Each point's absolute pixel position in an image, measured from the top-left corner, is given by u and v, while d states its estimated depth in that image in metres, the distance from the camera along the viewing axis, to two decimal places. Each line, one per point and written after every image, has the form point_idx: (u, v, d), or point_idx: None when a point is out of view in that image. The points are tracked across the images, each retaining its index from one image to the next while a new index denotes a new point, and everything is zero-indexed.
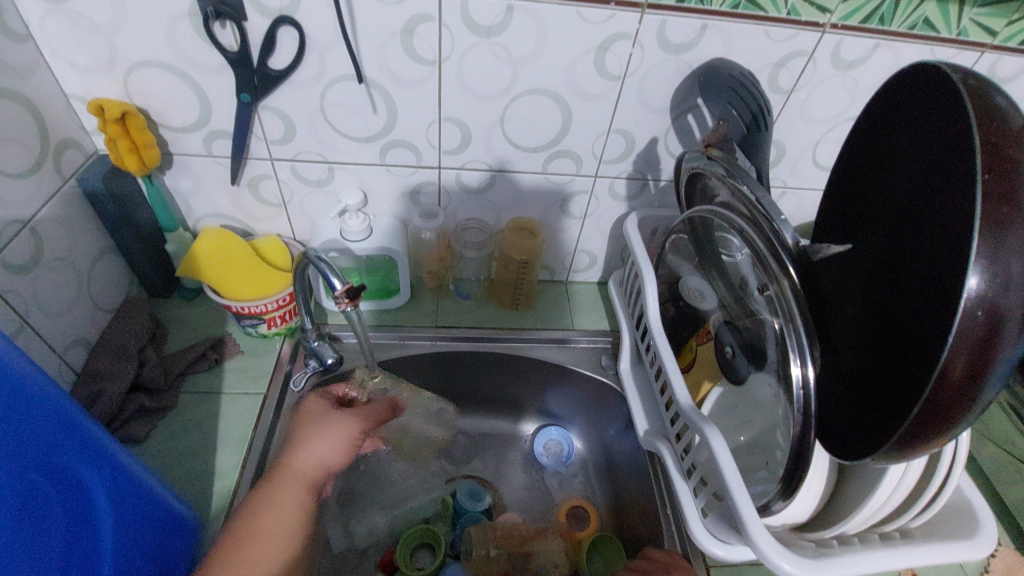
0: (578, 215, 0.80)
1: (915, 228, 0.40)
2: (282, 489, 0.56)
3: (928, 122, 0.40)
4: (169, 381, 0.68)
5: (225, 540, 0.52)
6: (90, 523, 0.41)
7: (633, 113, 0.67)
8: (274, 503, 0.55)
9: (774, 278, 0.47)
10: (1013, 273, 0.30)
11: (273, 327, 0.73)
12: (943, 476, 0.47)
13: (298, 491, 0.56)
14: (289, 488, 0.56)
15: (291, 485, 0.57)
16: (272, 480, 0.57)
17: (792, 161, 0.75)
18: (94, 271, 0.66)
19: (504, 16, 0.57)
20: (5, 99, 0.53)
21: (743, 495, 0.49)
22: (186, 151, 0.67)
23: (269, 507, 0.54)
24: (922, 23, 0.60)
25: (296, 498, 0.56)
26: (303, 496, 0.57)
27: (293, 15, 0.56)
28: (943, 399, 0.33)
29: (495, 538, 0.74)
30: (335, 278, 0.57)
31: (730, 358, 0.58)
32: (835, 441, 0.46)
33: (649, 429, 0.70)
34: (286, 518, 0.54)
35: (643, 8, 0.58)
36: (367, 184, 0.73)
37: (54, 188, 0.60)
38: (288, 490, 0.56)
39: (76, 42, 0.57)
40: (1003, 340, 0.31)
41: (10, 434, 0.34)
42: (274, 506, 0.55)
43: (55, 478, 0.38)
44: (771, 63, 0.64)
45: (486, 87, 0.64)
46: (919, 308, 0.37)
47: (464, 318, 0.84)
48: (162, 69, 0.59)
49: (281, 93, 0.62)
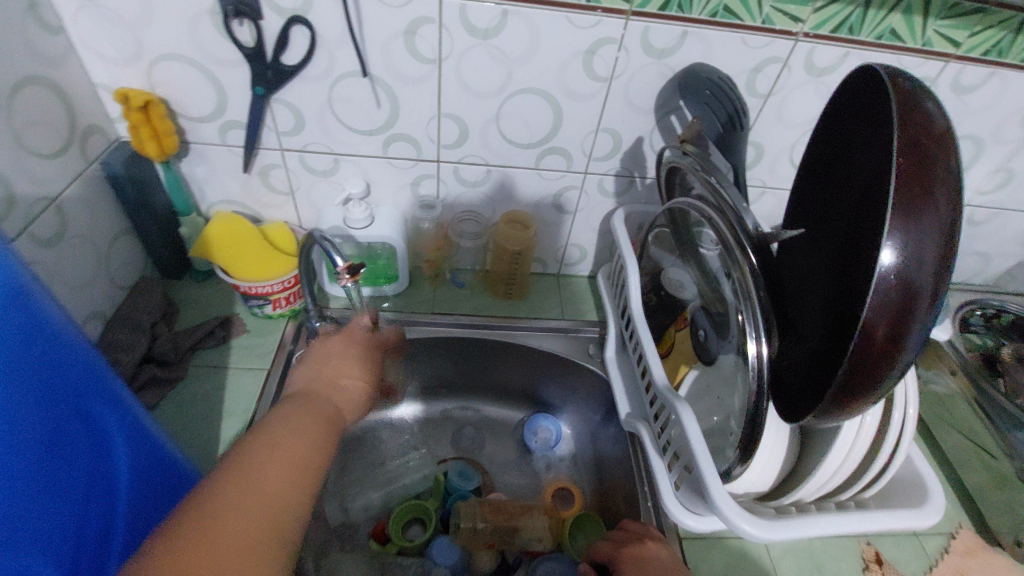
0: (570, 210, 0.85)
1: (853, 210, 0.44)
2: (308, 419, 0.48)
3: (864, 118, 0.44)
4: (179, 354, 0.72)
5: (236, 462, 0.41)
6: (109, 470, 0.44)
7: (620, 113, 0.72)
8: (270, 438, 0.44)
9: (737, 262, 0.51)
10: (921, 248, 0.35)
11: (278, 308, 0.78)
12: (893, 444, 0.52)
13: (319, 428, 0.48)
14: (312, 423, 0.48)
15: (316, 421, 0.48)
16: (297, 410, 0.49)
17: (771, 162, 0.79)
18: (112, 249, 0.71)
19: (499, 20, 0.62)
20: (38, 86, 0.58)
21: (709, 466, 0.53)
22: (202, 140, 0.72)
23: (248, 482, 0.39)
24: (888, 34, 0.65)
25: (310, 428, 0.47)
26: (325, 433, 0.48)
27: (305, 15, 0.61)
28: (871, 358, 0.38)
29: (482, 512, 0.78)
30: (338, 257, 0.61)
31: (703, 341, 0.63)
32: (784, 406, 0.50)
33: (630, 411, 0.74)
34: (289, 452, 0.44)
35: (627, 15, 0.62)
36: (370, 176, 0.78)
37: (80, 170, 0.65)
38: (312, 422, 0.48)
39: (105, 35, 0.62)
40: (917, 307, 0.36)
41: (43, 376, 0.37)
42: (262, 477, 0.40)
43: (82, 423, 0.40)
44: (748, 69, 0.68)
45: (482, 86, 0.68)
46: (851, 280, 0.42)
47: (459, 305, 0.89)
48: (183, 63, 0.64)
49: (292, 87, 0.67)
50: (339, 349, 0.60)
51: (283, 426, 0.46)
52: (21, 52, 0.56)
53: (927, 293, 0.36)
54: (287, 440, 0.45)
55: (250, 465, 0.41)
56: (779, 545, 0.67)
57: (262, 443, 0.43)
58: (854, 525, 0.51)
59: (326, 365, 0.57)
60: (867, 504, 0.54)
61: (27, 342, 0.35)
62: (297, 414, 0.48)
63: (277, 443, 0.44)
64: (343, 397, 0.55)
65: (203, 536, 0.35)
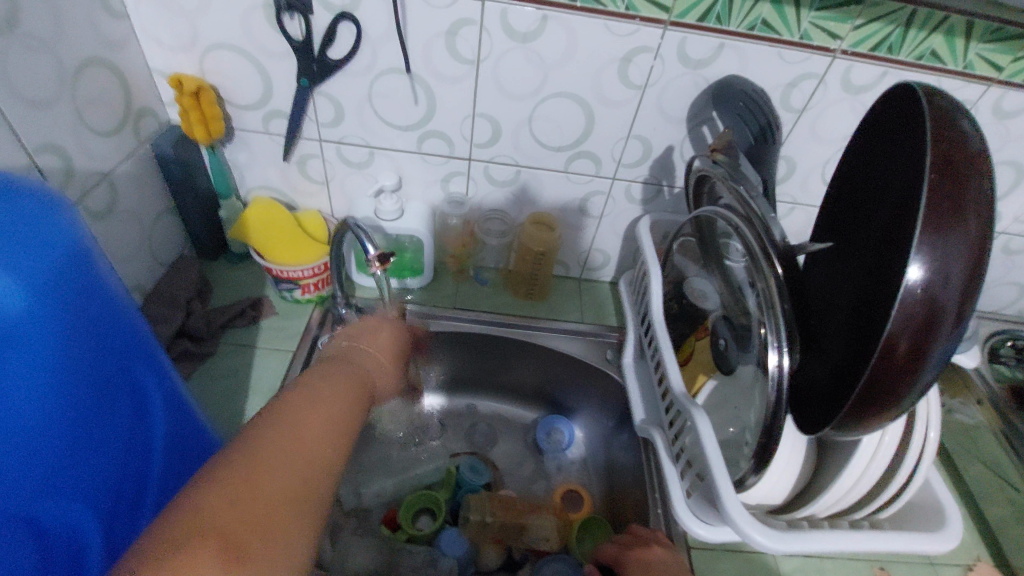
0: (595, 214, 0.86)
1: (885, 226, 0.44)
2: (340, 388, 0.47)
3: (898, 135, 0.45)
4: (211, 331, 0.75)
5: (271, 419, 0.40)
6: (148, 430, 0.46)
7: (652, 121, 0.73)
8: (304, 401, 0.43)
9: (764, 274, 0.51)
10: (948, 269, 0.35)
11: (307, 293, 0.80)
12: (912, 465, 0.51)
13: (350, 396, 0.47)
14: (344, 390, 0.48)
15: (347, 389, 0.48)
16: (330, 378, 0.48)
17: (802, 178, 0.79)
18: (156, 227, 0.74)
19: (538, 25, 0.64)
20: (100, 67, 0.61)
21: (722, 475, 0.53)
22: (246, 127, 0.75)
23: (281, 436, 0.39)
24: (929, 54, 0.64)
25: (340, 390, 0.47)
26: (354, 402, 0.47)
27: (353, 12, 0.63)
28: (891, 375, 0.38)
29: (491, 507, 0.79)
30: (370, 244, 0.63)
31: (722, 350, 0.63)
32: (802, 417, 0.50)
33: (645, 418, 0.74)
34: (324, 413, 0.43)
35: (665, 24, 0.63)
36: (403, 170, 0.80)
37: (132, 149, 0.68)
38: (342, 389, 0.47)
39: (164, 23, 0.65)
40: (941, 326, 0.36)
41: (96, 338, 0.39)
42: (296, 435, 0.40)
43: (126, 386, 0.43)
44: (783, 84, 0.69)
45: (518, 88, 0.70)
46: (877, 296, 0.42)
47: (481, 301, 0.90)
48: (234, 53, 0.67)
49: (335, 81, 0.69)
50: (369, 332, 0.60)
51: (315, 388, 0.46)
52: (87, 34, 0.59)
53: (952, 312, 0.36)
54: (319, 400, 0.44)
55: (288, 424, 0.40)
56: (790, 562, 0.66)
57: (295, 401, 0.43)
58: (867, 545, 0.50)
59: (358, 339, 0.58)
60: (881, 525, 0.53)
61: (83, 306, 0.37)
62: (329, 381, 0.48)
63: (309, 402, 0.43)
64: (372, 372, 0.55)
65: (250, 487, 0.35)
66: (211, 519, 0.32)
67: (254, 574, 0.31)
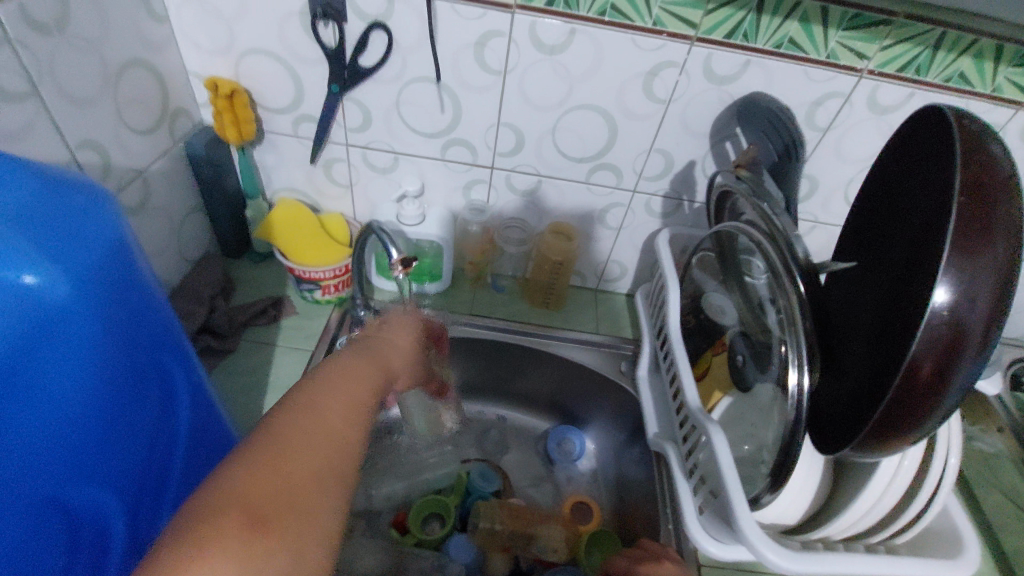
0: (613, 226, 0.86)
1: (912, 244, 0.43)
2: (365, 369, 0.48)
3: (926, 156, 0.44)
4: (233, 328, 0.76)
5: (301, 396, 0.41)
6: (174, 421, 0.48)
7: (675, 135, 0.73)
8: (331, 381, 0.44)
9: (785, 290, 0.51)
10: (975, 294, 0.35)
11: (327, 294, 0.81)
12: (931, 491, 0.50)
13: (375, 378, 0.48)
14: (369, 372, 0.48)
15: (372, 370, 0.49)
16: (357, 360, 0.49)
17: (824, 197, 0.79)
18: (184, 224, 0.76)
19: (566, 38, 0.65)
20: (141, 68, 0.64)
21: (737, 492, 0.52)
22: (276, 130, 0.77)
23: (306, 420, 0.39)
24: (957, 77, 0.64)
25: (365, 373, 0.48)
26: (377, 384, 0.48)
27: (385, 21, 0.65)
28: (914, 397, 0.38)
29: (500, 514, 0.79)
30: (393, 248, 0.64)
31: (740, 366, 0.63)
32: (821, 438, 0.50)
33: (659, 432, 0.73)
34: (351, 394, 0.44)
35: (692, 40, 0.64)
36: (426, 176, 0.81)
37: (166, 148, 0.70)
38: (366, 370, 0.48)
39: (203, 27, 0.67)
40: (967, 349, 0.36)
41: (132, 330, 0.40)
42: (323, 415, 0.40)
43: (156, 378, 0.44)
44: (808, 102, 0.69)
45: (543, 98, 0.71)
46: (902, 316, 0.41)
47: (497, 308, 0.91)
48: (269, 58, 0.69)
49: (364, 87, 0.71)
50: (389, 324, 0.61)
51: (338, 373, 0.46)
52: (130, 36, 0.61)
53: (978, 336, 0.36)
54: (342, 387, 0.44)
55: (314, 402, 0.41)
56: None
57: (319, 385, 0.43)
58: (882, 569, 0.49)
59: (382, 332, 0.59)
60: (898, 551, 0.52)
61: (123, 299, 0.38)
62: (354, 364, 0.48)
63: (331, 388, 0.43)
64: (393, 361, 0.55)
65: (273, 465, 0.35)
66: (234, 505, 0.32)
67: (276, 549, 0.32)
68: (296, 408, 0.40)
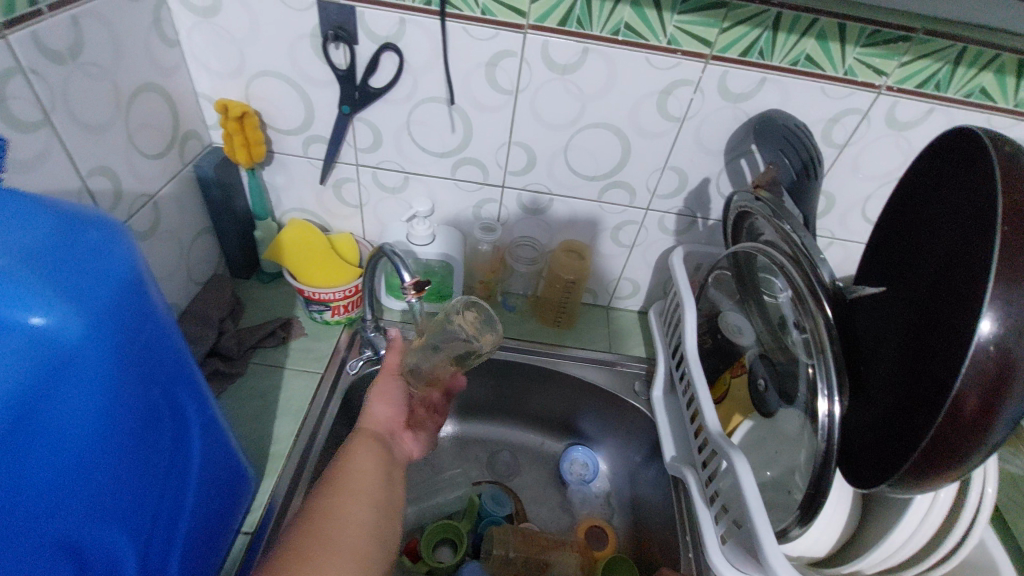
0: (626, 243, 0.85)
1: (943, 274, 0.42)
2: (360, 446, 0.60)
3: (956, 180, 0.44)
4: (242, 351, 0.75)
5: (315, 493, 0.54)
6: (187, 455, 0.47)
7: (690, 153, 0.72)
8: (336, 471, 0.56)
9: (810, 314, 0.50)
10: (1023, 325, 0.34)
11: (336, 315, 0.80)
12: (967, 525, 0.48)
13: (373, 444, 0.61)
14: (366, 443, 0.60)
15: (367, 441, 0.61)
16: (353, 438, 0.61)
17: (841, 213, 0.77)
18: (193, 246, 0.75)
19: (579, 57, 0.64)
20: (153, 92, 0.63)
21: (764, 523, 0.50)
22: (286, 151, 0.76)
23: (337, 498, 0.53)
24: (979, 92, 0.63)
25: (370, 443, 0.61)
26: (377, 446, 0.61)
27: (397, 42, 0.64)
28: (957, 433, 0.36)
29: (514, 541, 0.77)
30: (405, 271, 0.63)
31: (762, 391, 0.62)
32: (851, 468, 0.48)
33: (676, 455, 0.71)
34: (354, 475, 0.56)
35: (706, 59, 0.63)
36: (436, 196, 0.80)
37: (176, 171, 0.70)
38: (364, 444, 0.60)
39: (214, 51, 0.67)
40: (1014, 384, 0.34)
41: (146, 367, 0.39)
42: (340, 489, 0.54)
43: (170, 412, 0.43)
44: (824, 119, 0.67)
45: (555, 117, 0.70)
46: (937, 347, 0.40)
47: (508, 328, 0.90)
48: (279, 79, 0.69)
49: (375, 108, 0.71)
50: (384, 387, 0.69)
51: (343, 461, 0.58)
52: (143, 61, 0.61)
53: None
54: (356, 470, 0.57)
55: (337, 478, 0.55)
56: None
57: (335, 475, 0.56)
58: None
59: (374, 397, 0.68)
60: None
61: (135, 336, 0.37)
62: (355, 447, 0.60)
63: (349, 472, 0.56)
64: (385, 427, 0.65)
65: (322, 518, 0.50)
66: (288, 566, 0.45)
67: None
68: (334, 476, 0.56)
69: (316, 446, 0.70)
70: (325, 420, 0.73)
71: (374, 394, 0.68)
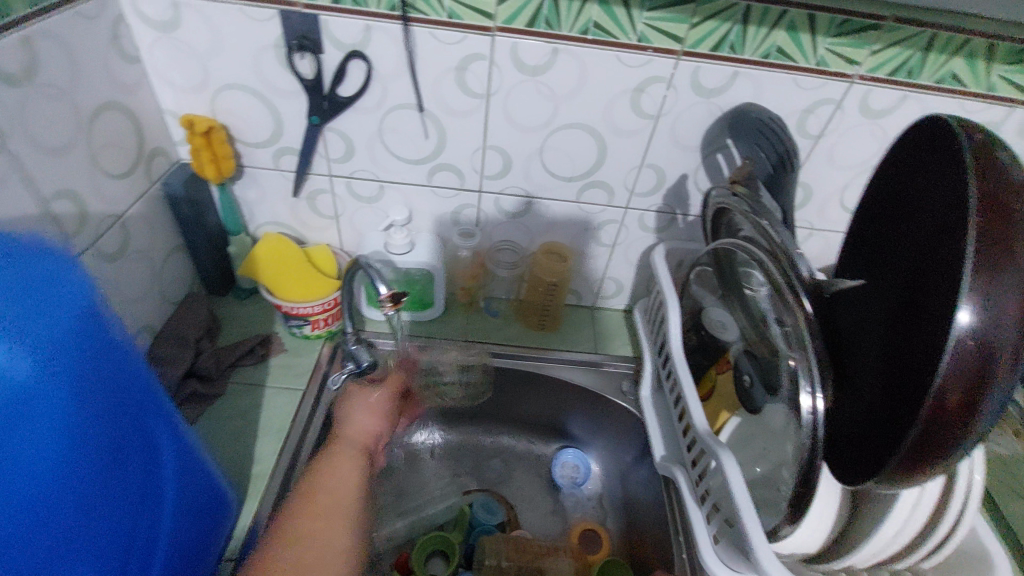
0: (608, 243, 0.84)
1: (921, 265, 0.42)
2: (342, 460, 0.62)
3: (930, 169, 0.43)
4: (220, 370, 0.74)
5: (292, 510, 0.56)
6: (160, 484, 0.45)
7: (666, 150, 0.72)
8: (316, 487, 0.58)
9: (790, 308, 0.49)
10: (1000, 315, 0.33)
11: (316, 329, 0.79)
12: (958, 512, 0.48)
13: (354, 459, 0.63)
14: (347, 458, 0.62)
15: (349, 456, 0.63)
16: (334, 450, 0.63)
17: (820, 204, 0.77)
18: (166, 266, 0.73)
19: (549, 58, 0.63)
20: (114, 110, 0.62)
21: (753, 521, 0.50)
22: (257, 165, 0.74)
23: (311, 520, 0.55)
24: (950, 78, 0.63)
25: (350, 459, 0.63)
26: (358, 461, 0.63)
27: (363, 50, 0.63)
28: (942, 426, 0.36)
29: (506, 551, 0.76)
30: (381, 284, 0.63)
31: (747, 387, 0.61)
32: (838, 464, 0.48)
33: (666, 455, 0.71)
34: (331, 495, 0.58)
35: (677, 55, 0.62)
36: (412, 203, 0.79)
37: (143, 189, 0.68)
38: (345, 459, 0.62)
39: (177, 66, 0.65)
40: (995, 374, 0.34)
41: (108, 397, 0.38)
42: (316, 511, 0.56)
43: (139, 442, 0.42)
44: (798, 111, 0.67)
45: (529, 120, 0.69)
46: (917, 339, 0.40)
47: (492, 333, 0.88)
48: (245, 92, 0.67)
49: (345, 117, 0.69)
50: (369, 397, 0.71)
51: (322, 476, 0.59)
52: (102, 79, 0.59)
53: (1008, 360, 0.34)
54: (332, 490, 0.58)
55: (314, 496, 0.57)
56: None
57: (313, 495, 0.57)
58: None
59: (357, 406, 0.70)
60: None
61: (94, 366, 0.36)
62: (335, 461, 0.62)
63: (327, 492, 0.57)
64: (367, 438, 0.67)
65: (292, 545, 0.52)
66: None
67: None
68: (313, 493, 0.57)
69: (300, 463, 0.69)
70: (308, 437, 0.71)
71: (358, 404, 0.70)
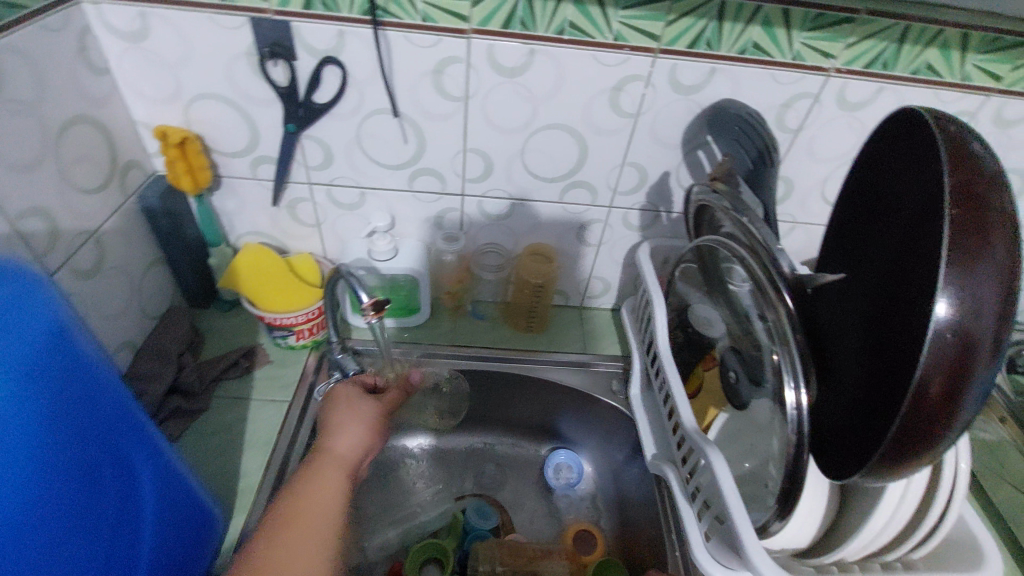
0: (593, 242, 0.84)
1: (899, 257, 0.42)
2: (324, 476, 0.57)
3: (905, 162, 0.44)
4: (204, 385, 0.72)
5: (271, 530, 0.50)
6: (140, 506, 0.44)
7: (646, 149, 0.72)
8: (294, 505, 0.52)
9: (772, 304, 0.49)
10: (974, 304, 0.34)
11: (301, 339, 0.78)
12: (944, 502, 0.48)
13: (337, 475, 0.58)
14: (331, 474, 0.57)
15: (332, 471, 0.58)
16: (316, 464, 0.58)
17: (801, 198, 0.77)
18: (145, 280, 0.72)
19: (526, 59, 0.63)
20: (84, 124, 0.60)
21: (742, 518, 0.50)
22: (234, 175, 0.73)
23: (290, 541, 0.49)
24: (925, 69, 0.63)
25: (333, 475, 0.58)
26: (342, 478, 0.58)
27: (337, 56, 0.62)
28: (926, 418, 0.36)
29: (500, 555, 0.75)
30: (363, 293, 0.62)
31: (733, 382, 0.61)
32: (825, 459, 0.48)
33: (656, 453, 0.70)
34: (313, 516, 0.52)
35: (654, 53, 0.62)
36: (394, 209, 0.78)
37: (118, 203, 0.67)
38: (330, 474, 0.57)
39: (148, 77, 0.64)
40: (975, 363, 0.34)
41: (83, 418, 0.37)
42: (296, 532, 0.50)
43: (118, 463, 0.41)
44: (776, 105, 0.67)
45: (509, 121, 0.69)
46: (898, 332, 0.40)
47: (478, 337, 0.88)
48: (219, 101, 0.66)
49: (322, 124, 0.68)
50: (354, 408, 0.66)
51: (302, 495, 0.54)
52: (70, 92, 0.58)
53: (987, 350, 0.34)
54: (321, 501, 0.54)
55: (295, 515, 0.51)
56: None
57: (298, 510, 0.52)
58: None
59: (342, 415, 0.65)
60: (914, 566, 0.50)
61: (67, 388, 0.35)
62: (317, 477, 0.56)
63: (312, 507, 0.53)
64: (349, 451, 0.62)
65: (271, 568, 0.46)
66: None
67: None
68: (291, 511, 0.52)
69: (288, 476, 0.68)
70: (296, 449, 0.71)
71: (343, 416, 0.65)
